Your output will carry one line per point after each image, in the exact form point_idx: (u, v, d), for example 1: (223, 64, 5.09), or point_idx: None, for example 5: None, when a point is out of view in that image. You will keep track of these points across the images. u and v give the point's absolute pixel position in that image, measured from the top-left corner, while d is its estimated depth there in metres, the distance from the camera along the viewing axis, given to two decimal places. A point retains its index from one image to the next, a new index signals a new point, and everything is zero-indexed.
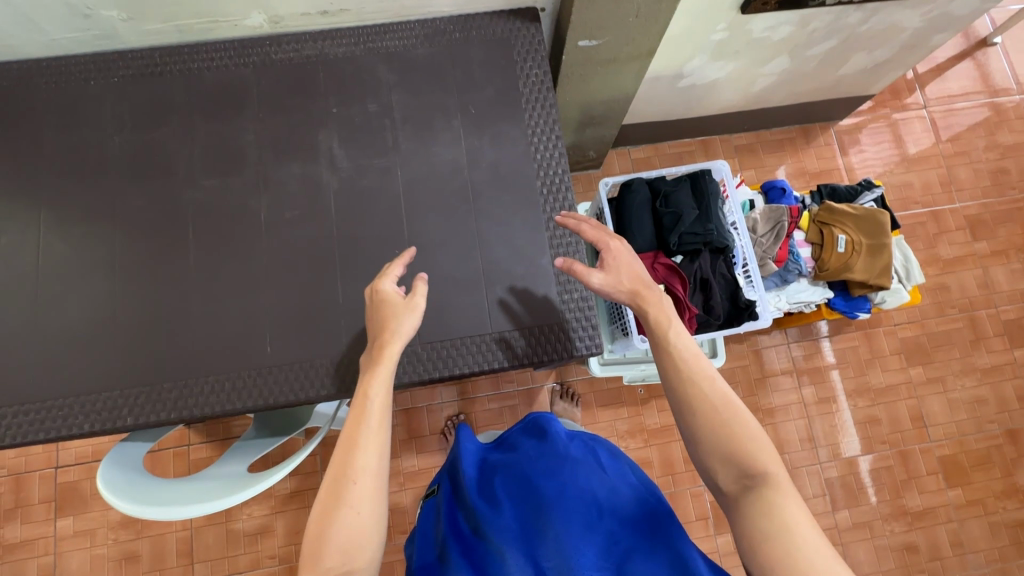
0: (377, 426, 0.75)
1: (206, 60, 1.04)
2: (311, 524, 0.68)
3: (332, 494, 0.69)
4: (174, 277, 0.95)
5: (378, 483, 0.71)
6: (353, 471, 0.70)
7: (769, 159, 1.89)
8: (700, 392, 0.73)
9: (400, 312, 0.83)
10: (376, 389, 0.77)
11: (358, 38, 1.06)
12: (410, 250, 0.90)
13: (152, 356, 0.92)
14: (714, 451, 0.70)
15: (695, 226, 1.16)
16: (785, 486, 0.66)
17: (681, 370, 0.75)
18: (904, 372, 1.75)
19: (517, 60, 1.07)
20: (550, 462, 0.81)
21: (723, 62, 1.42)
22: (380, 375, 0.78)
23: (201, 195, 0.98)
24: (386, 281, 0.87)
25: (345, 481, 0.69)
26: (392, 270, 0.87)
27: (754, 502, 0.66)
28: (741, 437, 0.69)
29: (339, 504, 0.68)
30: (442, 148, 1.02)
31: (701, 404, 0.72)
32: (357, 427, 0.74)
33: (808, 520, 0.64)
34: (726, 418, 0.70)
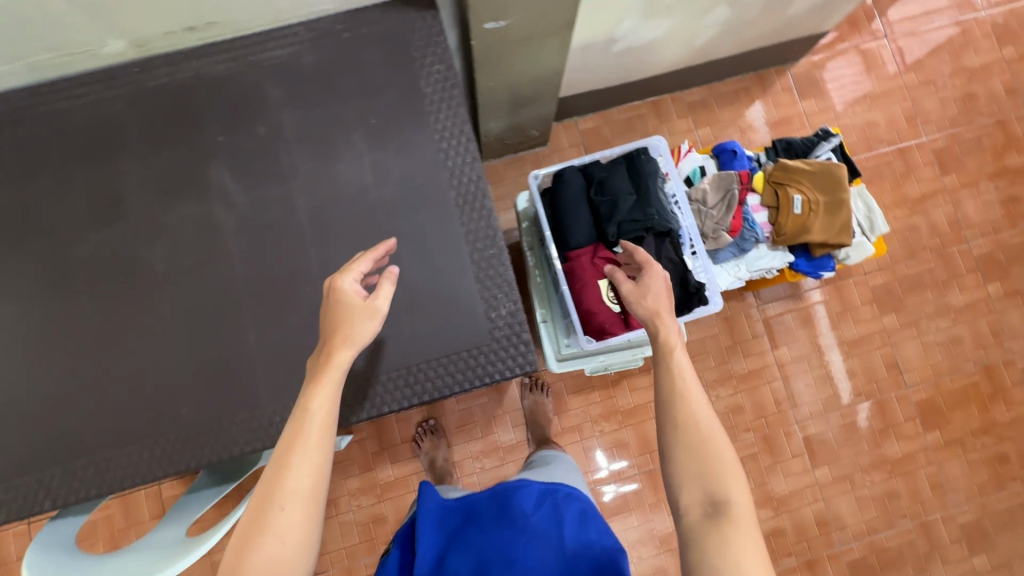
0: (314, 440, 0.66)
1: (70, 97, 0.93)
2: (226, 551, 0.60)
3: (256, 516, 0.61)
4: (73, 344, 0.88)
5: (312, 508, 0.63)
6: (279, 499, 0.62)
7: (724, 113, 1.79)
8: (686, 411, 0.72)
9: (357, 316, 0.73)
10: (318, 403, 0.68)
11: (236, 53, 0.95)
12: (388, 243, 0.82)
13: (62, 432, 0.86)
14: (686, 470, 0.69)
15: (634, 212, 1.09)
16: (747, 527, 0.64)
17: (675, 382, 0.74)
18: (877, 321, 1.71)
19: (416, 56, 0.96)
20: (508, 540, 0.81)
21: (656, 21, 1.31)
22: (325, 387, 0.69)
23: (88, 251, 0.90)
24: (346, 277, 0.77)
25: (268, 509, 0.61)
26: (355, 265, 0.77)
27: (709, 534, 0.64)
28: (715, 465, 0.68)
29: (261, 527, 0.60)
30: (344, 168, 0.93)
31: (684, 425, 0.71)
32: (293, 444, 0.65)
33: (762, 563, 0.62)
34: (707, 441, 0.69)
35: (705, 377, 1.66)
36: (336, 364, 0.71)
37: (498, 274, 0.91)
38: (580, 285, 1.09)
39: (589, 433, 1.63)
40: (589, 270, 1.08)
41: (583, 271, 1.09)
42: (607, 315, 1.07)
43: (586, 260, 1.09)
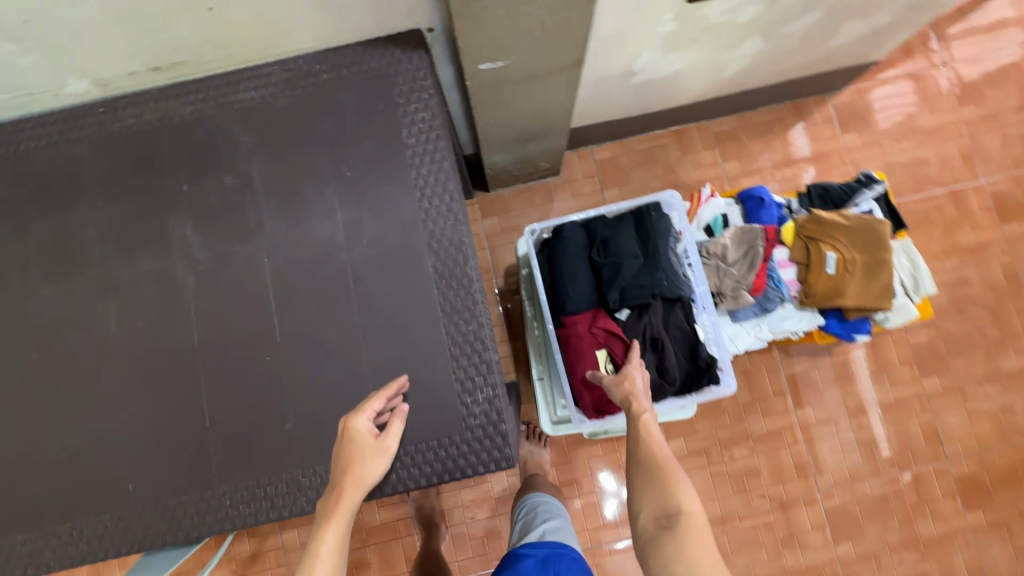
0: None
1: (32, 139, 0.88)
2: None
3: None
4: (17, 407, 0.83)
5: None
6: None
7: (755, 146, 1.64)
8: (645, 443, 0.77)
9: (370, 459, 0.73)
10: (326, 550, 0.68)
11: (206, 93, 0.88)
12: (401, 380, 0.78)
13: (3, 502, 0.81)
14: (643, 491, 0.73)
15: (640, 276, 0.97)
16: (700, 536, 0.68)
17: (639, 433, 0.78)
18: (917, 383, 1.54)
19: (400, 102, 0.87)
20: None
21: (680, 53, 1.18)
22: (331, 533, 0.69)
23: (42, 307, 0.85)
24: (360, 416, 0.75)
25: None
26: (371, 403, 0.75)
27: (665, 544, 0.68)
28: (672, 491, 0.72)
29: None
30: (314, 225, 0.85)
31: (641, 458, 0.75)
32: None
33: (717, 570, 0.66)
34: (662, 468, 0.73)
35: (719, 435, 1.53)
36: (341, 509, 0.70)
37: (476, 353, 0.81)
38: (574, 353, 0.98)
39: (589, 489, 1.51)
40: (586, 337, 0.97)
41: (578, 338, 0.98)
42: (601, 391, 0.96)
43: (583, 325, 0.98)
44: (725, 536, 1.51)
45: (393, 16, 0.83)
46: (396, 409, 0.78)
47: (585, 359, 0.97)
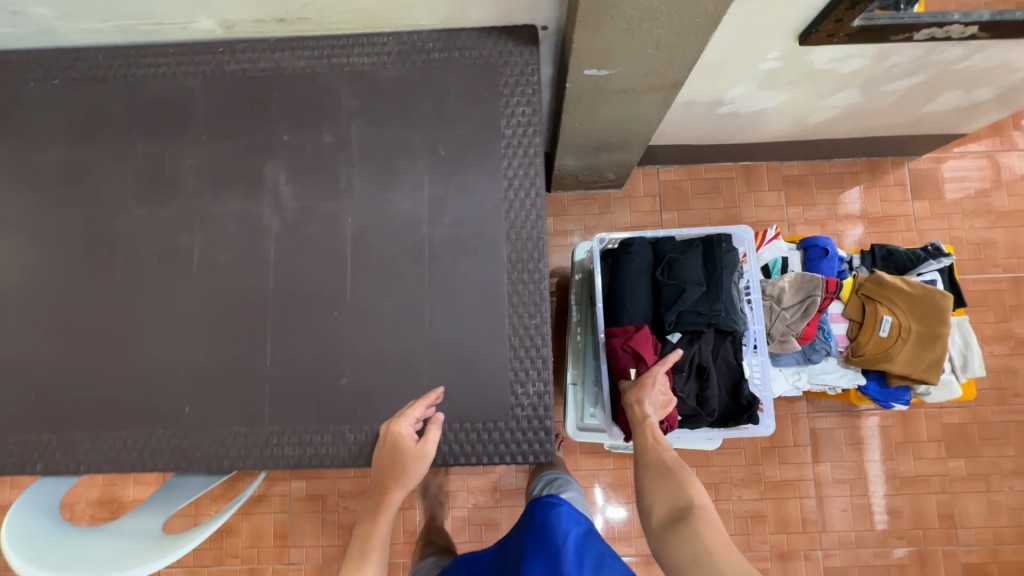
0: None
1: (151, 65, 0.92)
2: None
3: None
4: (93, 315, 0.87)
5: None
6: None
7: (821, 196, 1.63)
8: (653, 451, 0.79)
9: (409, 464, 0.77)
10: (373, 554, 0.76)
11: (321, 51, 0.91)
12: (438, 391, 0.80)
13: (66, 400, 0.85)
14: (654, 486, 0.75)
15: (700, 304, 0.98)
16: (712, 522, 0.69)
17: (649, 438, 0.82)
18: (942, 463, 1.52)
19: (502, 92, 0.89)
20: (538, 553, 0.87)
21: (774, 92, 1.18)
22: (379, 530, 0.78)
23: (132, 225, 0.88)
24: (402, 422, 0.78)
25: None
26: (411, 411, 0.78)
27: (677, 535, 0.69)
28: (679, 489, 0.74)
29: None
30: (399, 195, 0.87)
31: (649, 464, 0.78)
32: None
33: (737, 556, 0.64)
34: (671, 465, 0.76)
35: (731, 474, 1.53)
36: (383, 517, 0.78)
37: (535, 349, 0.83)
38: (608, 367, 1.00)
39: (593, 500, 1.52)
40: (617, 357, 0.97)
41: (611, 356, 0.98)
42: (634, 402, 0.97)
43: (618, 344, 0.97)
44: None
45: (513, 7, 0.85)
46: (433, 417, 0.80)
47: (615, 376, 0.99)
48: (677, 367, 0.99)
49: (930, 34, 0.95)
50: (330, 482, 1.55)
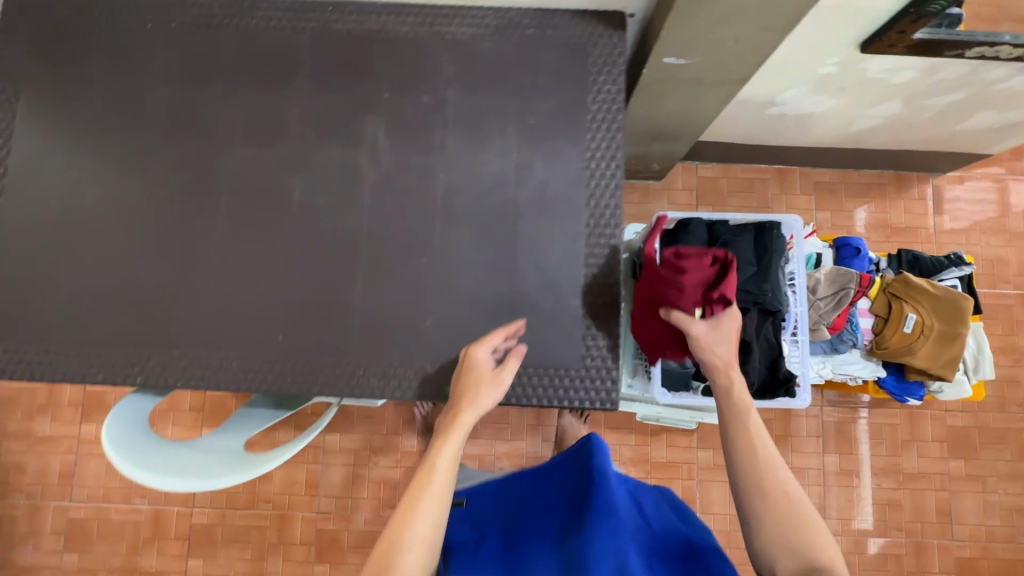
0: (437, 491, 0.76)
1: (263, 18, 0.98)
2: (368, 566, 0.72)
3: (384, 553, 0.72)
4: (198, 245, 0.93)
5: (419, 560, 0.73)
6: (405, 542, 0.72)
7: (849, 203, 1.71)
8: (748, 433, 0.84)
9: (483, 385, 0.83)
10: (440, 471, 0.78)
11: (424, 19, 0.98)
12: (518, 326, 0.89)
13: (169, 320, 0.92)
14: (778, 517, 0.78)
15: (749, 283, 1.07)
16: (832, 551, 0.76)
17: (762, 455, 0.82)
18: (943, 462, 1.61)
19: (591, 71, 0.96)
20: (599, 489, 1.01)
21: (825, 97, 1.26)
22: (449, 445, 0.79)
23: (238, 164, 0.95)
24: (481, 347, 0.87)
25: (394, 553, 0.71)
26: (490, 338, 0.87)
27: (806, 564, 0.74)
28: (774, 478, 0.81)
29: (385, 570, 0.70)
30: (490, 157, 0.94)
31: (748, 451, 0.83)
32: (420, 488, 0.76)
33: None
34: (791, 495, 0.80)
35: None
36: (456, 434, 0.80)
37: (607, 306, 0.91)
38: (657, 286, 0.90)
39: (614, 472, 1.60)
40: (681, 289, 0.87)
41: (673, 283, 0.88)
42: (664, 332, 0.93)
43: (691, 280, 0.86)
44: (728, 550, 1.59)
45: None
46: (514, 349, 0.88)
47: (660, 296, 0.90)
48: None
49: (980, 52, 1.03)
50: (364, 437, 1.62)
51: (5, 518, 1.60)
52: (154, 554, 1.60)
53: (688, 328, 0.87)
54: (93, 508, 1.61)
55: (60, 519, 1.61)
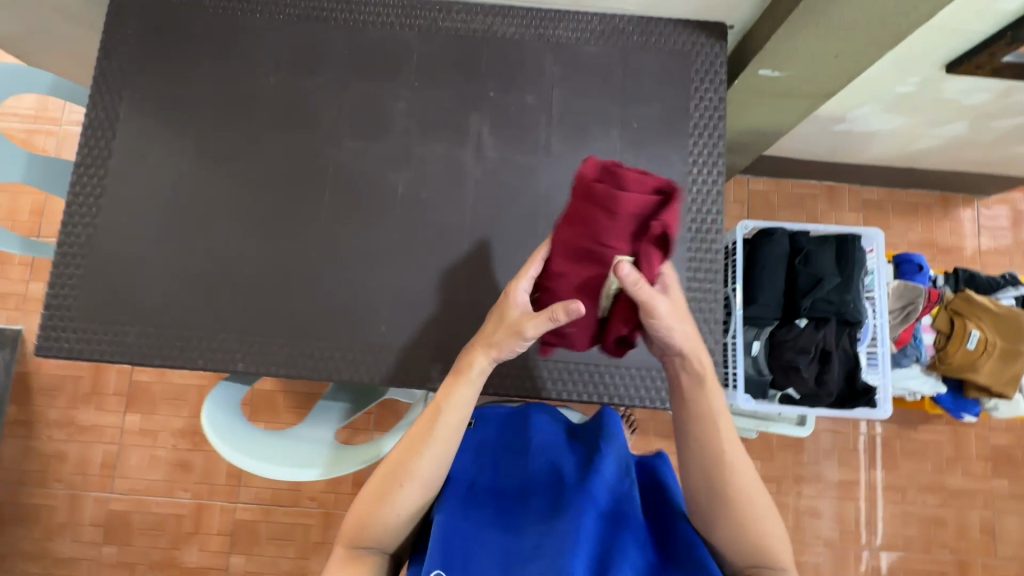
0: (435, 439, 0.76)
1: (371, 13, 0.99)
2: (363, 502, 0.77)
3: (380, 488, 0.76)
4: (301, 234, 0.94)
5: (421, 492, 0.76)
6: (407, 474, 0.76)
7: (897, 223, 1.74)
8: (716, 442, 0.75)
9: (504, 335, 0.73)
10: (452, 421, 0.76)
11: (531, 21, 0.99)
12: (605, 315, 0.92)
13: (270, 308, 0.92)
14: (725, 505, 0.74)
15: (833, 294, 1.08)
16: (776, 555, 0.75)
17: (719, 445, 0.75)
18: (986, 481, 1.63)
19: (695, 79, 0.98)
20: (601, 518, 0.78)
21: (895, 115, 1.29)
22: (457, 391, 0.76)
23: (343, 156, 0.96)
24: (520, 285, 0.74)
25: (395, 481, 0.76)
26: (528, 271, 0.74)
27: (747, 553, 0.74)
28: (735, 476, 0.74)
29: (387, 497, 0.75)
30: (594, 159, 0.96)
31: (705, 460, 0.75)
32: (420, 434, 0.77)
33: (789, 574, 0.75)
34: (745, 492, 0.75)
35: (793, 470, 1.62)
36: (468, 379, 0.76)
37: (709, 311, 0.92)
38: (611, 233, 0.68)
39: None
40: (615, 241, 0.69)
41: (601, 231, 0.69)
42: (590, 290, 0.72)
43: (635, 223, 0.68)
44: None
45: (718, 5, 0.95)
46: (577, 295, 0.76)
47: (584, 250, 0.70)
48: (803, 349, 1.09)
49: None
50: None
51: (44, 508, 1.58)
52: (196, 548, 1.57)
53: (654, 303, 0.67)
54: (134, 500, 1.59)
55: (100, 510, 1.58)
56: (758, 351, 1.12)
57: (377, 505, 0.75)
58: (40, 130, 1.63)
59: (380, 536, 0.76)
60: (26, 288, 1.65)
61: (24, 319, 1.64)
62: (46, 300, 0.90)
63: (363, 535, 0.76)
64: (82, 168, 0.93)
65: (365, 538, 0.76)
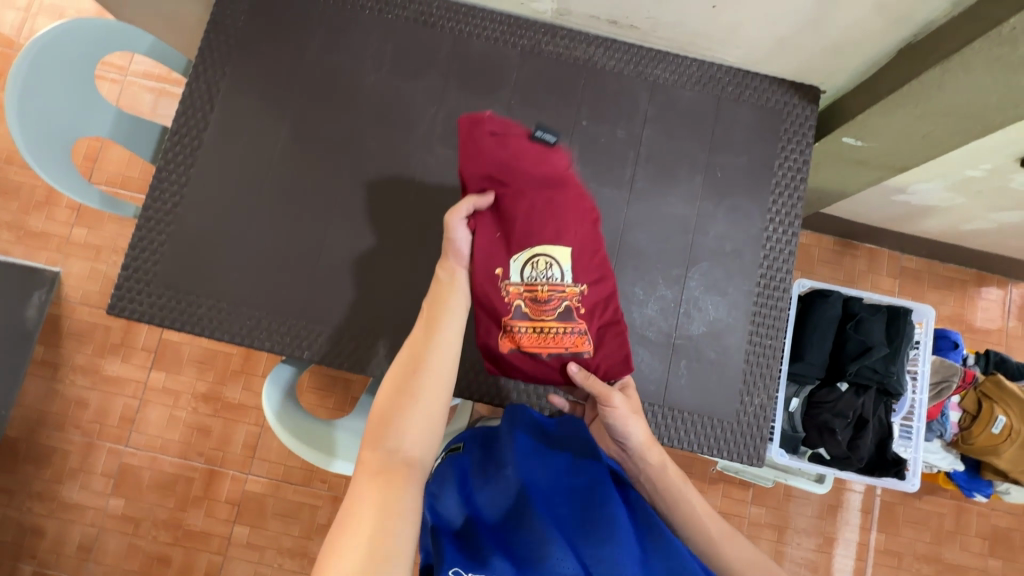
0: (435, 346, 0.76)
1: (478, 26, 1.01)
2: (373, 426, 0.69)
3: (395, 404, 0.70)
4: (382, 232, 0.96)
5: (436, 394, 0.73)
6: (416, 382, 0.72)
7: (931, 294, 1.75)
8: (692, 513, 0.79)
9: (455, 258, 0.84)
10: (452, 321, 0.78)
11: (631, 57, 1.02)
12: (650, 361, 0.94)
13: (341, 300, 0.94)
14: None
15: (878, 362, 1.11)
16: None
17: (687, 508, 0.80)
18: (982, 559, 1.66)
19: (782, 137, 1.01)
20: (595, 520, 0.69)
21: (955, 195, 1.31)
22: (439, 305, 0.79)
23: (434, 162, 0.98)
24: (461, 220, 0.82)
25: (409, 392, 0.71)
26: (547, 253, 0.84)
27: None
28: (717, 538, 0.77)
29: (407, 402, 0.70)
30: (676, 201, 0.99)
31: (693, 531, 0.78)
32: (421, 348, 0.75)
33: None
34: (735, 551, 0.76)
35: (796, 521, 1.64)
36: (461, 280, 0.83)
37: (767, 367, 0.95)
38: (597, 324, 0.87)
39: None
40: (582, 338, 0.85)
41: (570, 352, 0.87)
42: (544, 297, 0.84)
43: (593, 281, 0.86)
44: None
45: (818, 70, 0.98)
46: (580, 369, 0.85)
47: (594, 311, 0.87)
48: (841, 413, 1.11)
49: None
50: None
51: (59, 452, 1.59)
52: (201, 513, 1.58)
53: (607, 395, 0.81)
54: (147, 457, 1.60)
55: (113, 461, 1.59)
56: (796, 408, 1.15)
57: (396, 411, 0.69)
58: (104, 76, 1.64)
59: (403, 441, 0.67)
60: (69, 232, 1.66)
61: (63, 263, 1.64)
62: (125, 259, 0.92)
63: (387, 440, 0.67)
64: (176, 136, 0.96)
65: (389, 442, 0.67)
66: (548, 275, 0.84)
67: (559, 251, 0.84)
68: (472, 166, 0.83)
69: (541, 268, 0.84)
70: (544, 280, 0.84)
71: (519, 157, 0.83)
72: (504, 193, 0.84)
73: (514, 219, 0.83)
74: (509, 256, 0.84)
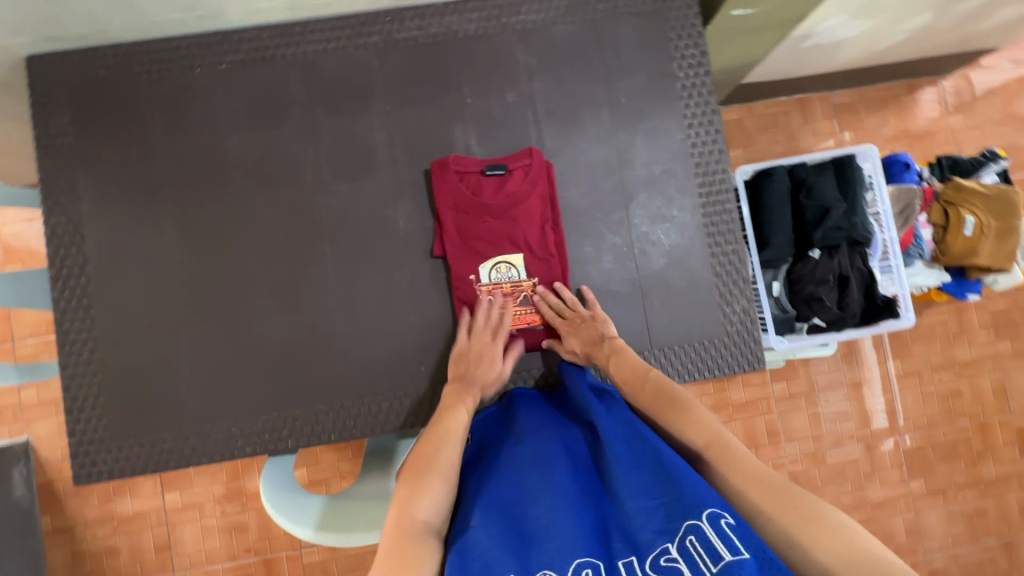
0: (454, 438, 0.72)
1: (320, 41, 0.92)
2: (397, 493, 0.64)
3: (418, 472, 0.66)
4: (315, 293, 0.91)
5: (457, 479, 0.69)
6: (438, 459, 0.69)
7: (871, 119, 1.73)
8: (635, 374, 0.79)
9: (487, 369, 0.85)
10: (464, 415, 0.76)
11: (489, 11, 0.93)
12: (623, 312, 0.92)
13: (302, 378, 0.90)
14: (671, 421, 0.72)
15: (840, 219, 1.09)
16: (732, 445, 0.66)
17: (627, 366, 0.80)
18: (991, 346, 1.73)
19: (671, 39, 0.95)
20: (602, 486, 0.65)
21: (861, 20, 1.27)
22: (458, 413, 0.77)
23: (335, 202, 0.92)
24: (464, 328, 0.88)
25: (431, 465, 0.68)
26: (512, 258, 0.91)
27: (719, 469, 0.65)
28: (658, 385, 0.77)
29: (429, 476, 0.66)
30: (591, 144, 0.94)
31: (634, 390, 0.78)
32: (437, 431, 0.73)
33: (760, 473, 0.62)
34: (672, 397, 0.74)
35: (817, 381, 1.69)
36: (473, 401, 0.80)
37: (736, 271, 0.94)
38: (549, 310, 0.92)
39: None
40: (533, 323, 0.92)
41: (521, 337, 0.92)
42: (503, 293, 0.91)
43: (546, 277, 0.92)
44: (818, 470, 1.68)
45: None
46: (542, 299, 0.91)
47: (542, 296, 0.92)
48: (822, 280, 1.11)
49: None
50: None
51: None
52: None
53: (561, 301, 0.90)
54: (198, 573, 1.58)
55: None
56: (779, 291, 1.14)
57: (418, 484, 0.65)
58: None
59: (428, 515, 0.62)
60: (19, 397, 1.57)
61: (28, 429, 1.56)
62: (68, 426, 0.86)
63: (414, 511, 0.62)
64: (60, 280, 0.88)
65: (413, 511, 0.62)
66: (511, 275, 0.91)
67: (514, 253, 0.92)
68: (445, 199, 0.90)
69: (504, 269, 0.91)
70: (504, 282, 0.91)
71: (478, 180, 0.91)
72: (465, 208, 0.90)
73: (477, 226, 0.91)
74: (476, 263, 0.91)
